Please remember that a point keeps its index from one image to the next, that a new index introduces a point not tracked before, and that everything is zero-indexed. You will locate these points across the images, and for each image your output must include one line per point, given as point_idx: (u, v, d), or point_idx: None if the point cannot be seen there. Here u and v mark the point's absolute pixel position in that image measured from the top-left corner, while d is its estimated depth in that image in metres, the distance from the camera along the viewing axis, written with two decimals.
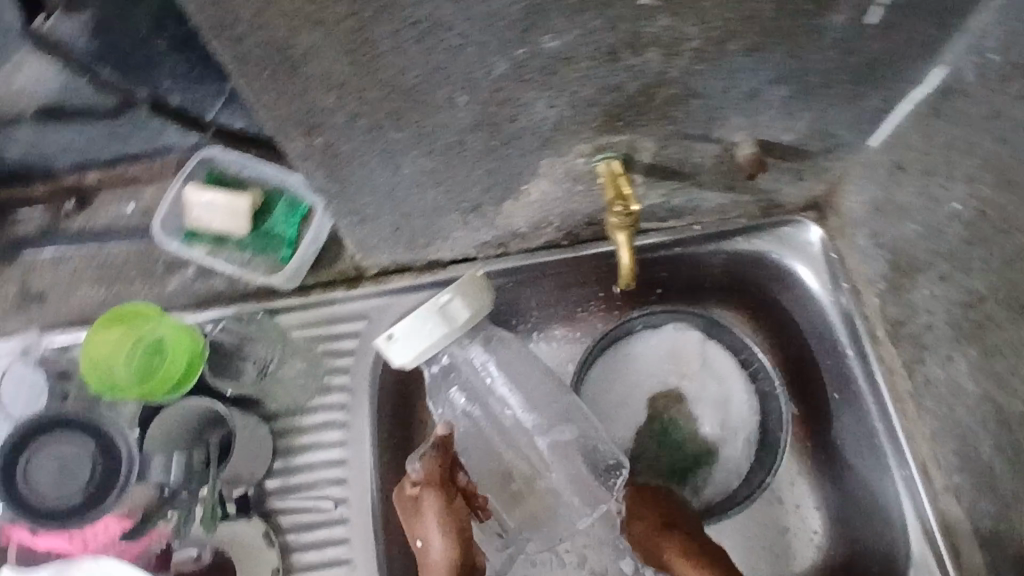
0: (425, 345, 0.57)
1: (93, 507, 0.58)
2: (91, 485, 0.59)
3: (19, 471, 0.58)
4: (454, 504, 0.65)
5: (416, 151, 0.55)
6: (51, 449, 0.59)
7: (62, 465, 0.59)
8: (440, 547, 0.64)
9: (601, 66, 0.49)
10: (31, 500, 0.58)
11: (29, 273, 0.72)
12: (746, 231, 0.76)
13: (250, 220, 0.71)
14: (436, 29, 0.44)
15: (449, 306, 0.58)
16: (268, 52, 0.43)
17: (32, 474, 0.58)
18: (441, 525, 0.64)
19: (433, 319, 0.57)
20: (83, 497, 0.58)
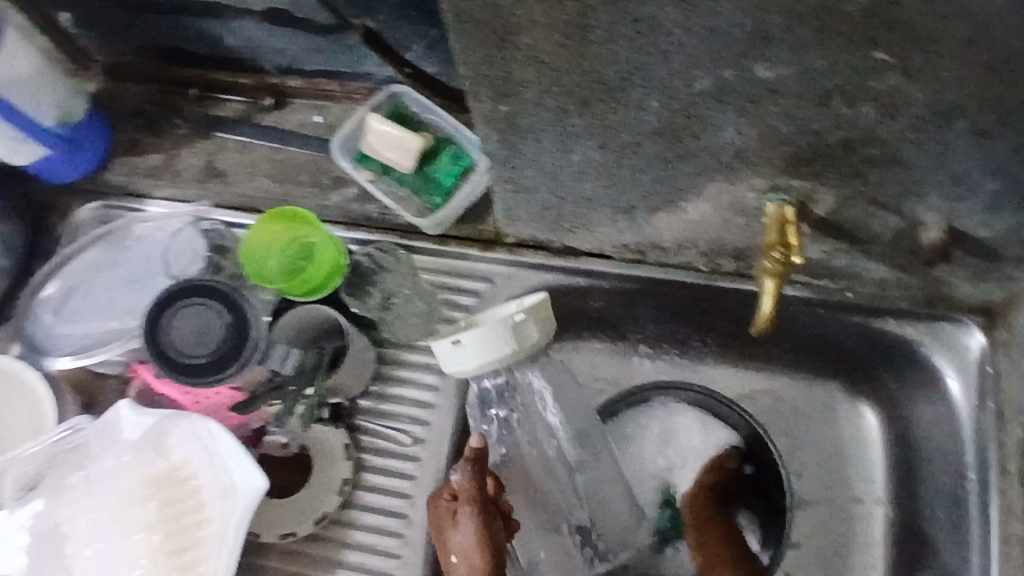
0: (488, 358, 0.60)
1: (214, 373, 0.65)
2: (217, 353, 0.65)
3: (165, 322, 0.65)
4: (492, 523, 0.61)
5: (590, 141, 0.56)
6: (195, 311, 0.66)
7: (200, 328, 0.65)
8: (475, 564, 0.59)
9: (807, 107, 0.47)
10: (167, 349, 0.65)
11: (218, 153, 0.80)
12: (901, 315, 0.70)
13: (418, 161, 0.75)
14: (653, 32, 0.43)
15: (519, 326, 0.61)
16: (486, 15, 0.44)
17: (174, 327, 0.65)
18: (477, 541, 0.60)
19: (503, 332, 0.60)
20: (208, 361, 0.65)
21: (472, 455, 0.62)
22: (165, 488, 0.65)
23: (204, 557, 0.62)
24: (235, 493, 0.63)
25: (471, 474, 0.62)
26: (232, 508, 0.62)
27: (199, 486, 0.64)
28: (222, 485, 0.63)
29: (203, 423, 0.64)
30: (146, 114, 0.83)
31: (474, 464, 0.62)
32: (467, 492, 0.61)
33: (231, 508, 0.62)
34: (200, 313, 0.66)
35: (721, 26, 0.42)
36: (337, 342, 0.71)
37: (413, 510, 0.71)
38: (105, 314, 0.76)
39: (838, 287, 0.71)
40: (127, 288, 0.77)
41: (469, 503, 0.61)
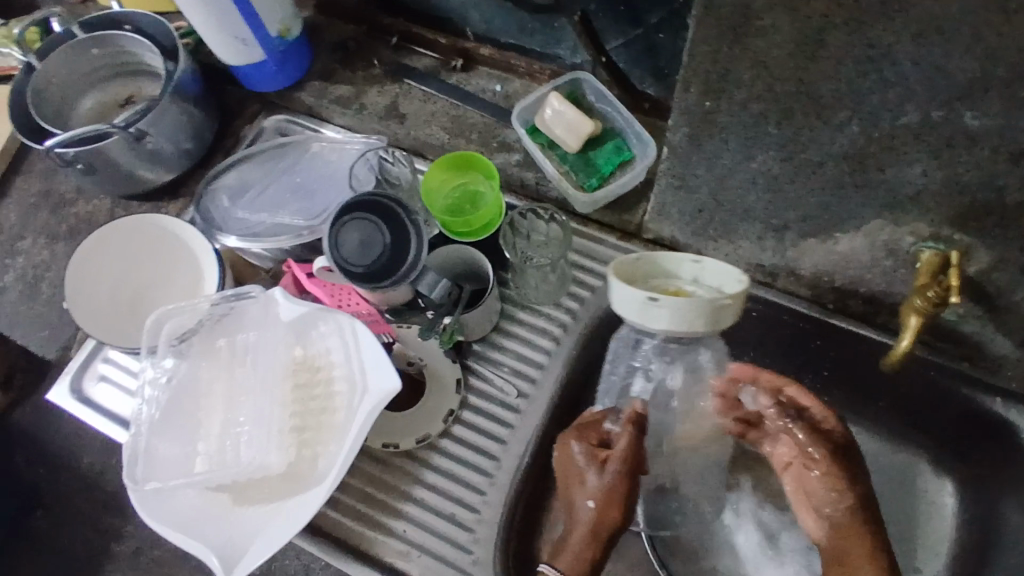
0: (683, 328, 0.58)
1: (366, 283, 0.71)
2: (374, 266, 0.71)
3: (337, 227, 0.72)
4: (631, 483, 0.66)
5: (774, 153, 0.60)
6: (364, 225, 0.72)
7: (365, 240, 0.71)
8: (602, 514, 0.65)
9: (1000, 162, 0.51)
10: (333, 251, 0.72)
11: (402, 97, 0.88)
12: (1010, 395, 0.72)
13: (583, 142, 0.80)
14: (881, 60, 0.48)
15: (721, 310, 0.58)
16: (734, 14, 0.50)
17: (343, 233, 0.72)
18: (610, 495, 0.65)
19: (704, 316, 0.58)
20: (363, 271, 0.71)
21: (633, 419, 0.66)
22: (299, 374, 0.71)
23: (324, 441, 0.68)
24: (366, 391, 0.68)
25: (630, 437, 0.66)
26: (361, 403, 0.67)
27: (333, 379, 0.70)
28: (355, 381, 0.69)
29: (349, 322, 0.70)
30: (345, 50, 0.92)
31: (634, 428, 0.66)
32: (620, 452, 0.65)
33: (361, 402, 0.67)
34: (368, 226, 0.72)
35: (948, 66, 0.47)
36: (478, 284, 0.77)
37: (503, 454, 0.75)
38: (275, 211, 0.83)
39: (957, 353, 0.73)
40: (295, 195, 0.84)
41: (615, 458, 0.65)
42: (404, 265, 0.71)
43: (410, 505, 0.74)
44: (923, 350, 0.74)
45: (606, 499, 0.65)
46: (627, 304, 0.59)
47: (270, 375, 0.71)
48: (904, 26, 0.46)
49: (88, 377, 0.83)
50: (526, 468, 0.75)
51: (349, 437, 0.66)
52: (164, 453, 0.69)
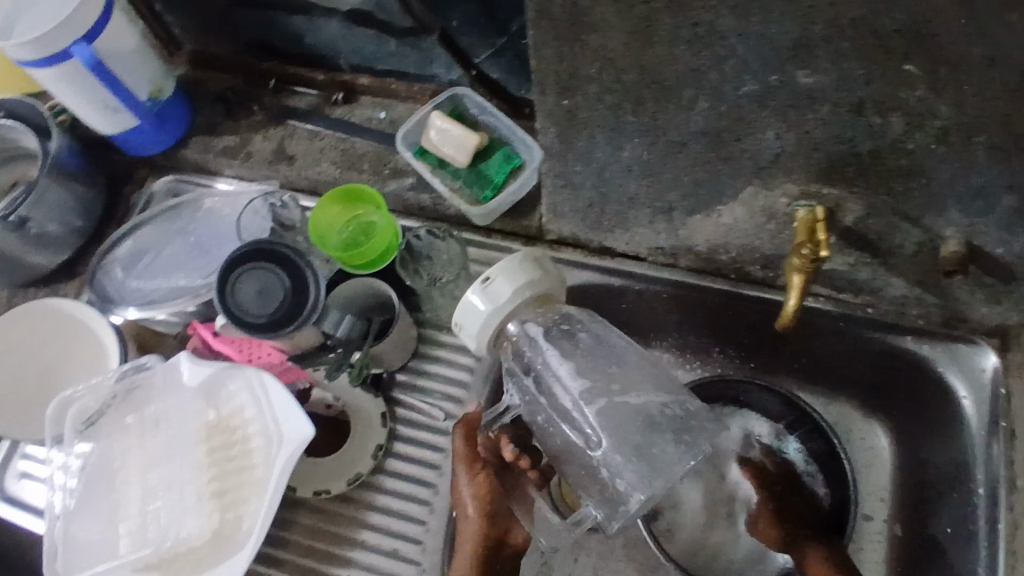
0: (478, 326, 0.64)
1: (271, 332, 0.69)
2: (276, 314, 0.70)
3: (232, 282, 0.71)
4: (478, 482, 0.71)
5: (641, 139, 0.61)
6: (260, 275, 0.71)
7: (263, 288, 0.71)
8: (470, 519, 0.70)
9: (843, 115, 0.52)
10: (232, 307, 0.70)
11: (287, 138, 0.87)
12: (919, 333, 0.74)
13: (471, 157, 0.80)
14: (710, 37, 0.49)
15: (488, 287, 0.64)
16: (564, 13, 0.51)
17: (240, 287, 0.71)
18: (467, 499, 0.70)
19: (473, 302, 0.64)
20: (267, 320, 0.70)
21: (465, 421, 0.72)
22: (215, 435, 0.70)
23: (246, 499, 0.66)
24: (281, 442, 0.67)
25: (463, 437, 0.72)
26: (276, 455, 0.66)
27: (248, 435, 0.69)
28: (269, 433, 0.68)
29: (257, 375, 0.69)
30: (225, 100, 0.91)
31: (462, 429, 0.72)
32: (456, 452, 0.72)
33: (277, 456, 0.66)
34: (264, 276, 0.71)
35: (770, 34, 0.48)
36: (386, 315, 0.75)
37: (441, 480, 0.74)
38: (173, 274, 0.82)
39: (861, 301, 0.75)
40: (193, 254, 0.83)
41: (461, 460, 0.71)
42: (306, 306, 0.70)
43: (356, 549, 0.73)
44: (829, 304, 0.76)
45: (479, 499, 0.70)
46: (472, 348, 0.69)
47: (185, 442, 0.70)
48: (720, 2, 0.47)
49: (8, 476, 0.80)
50: None
51: (268, 490, 0.65)
52: (88, 539, 0.67)
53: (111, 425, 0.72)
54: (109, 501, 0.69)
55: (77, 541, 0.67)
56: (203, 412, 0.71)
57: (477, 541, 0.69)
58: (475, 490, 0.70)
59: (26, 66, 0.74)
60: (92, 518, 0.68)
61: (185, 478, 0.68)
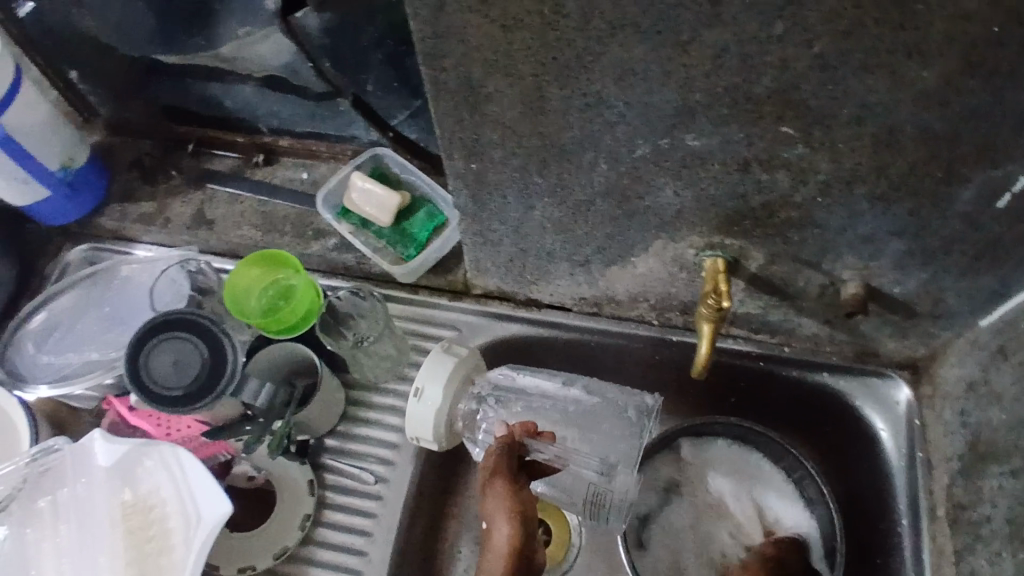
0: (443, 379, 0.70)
1: (185, 406, 0.67)
2: (192, 387, 0.68)
3: (144, 357, 0.69)
4: (521, 494, 0.64)
5: (549, 198, 0.63)
6: (174, 348, 0.69)
7: (178, 359, 0.69)
8: (506, 531, 0.62)
9: (733, 172, 0.54)
10: (145, 383, 0.68)
11: (208, 203, 0.86)
12: (835, 368, 0.76)
13: (393, 217, 0.81)
14: (598, 104, 0.51)
15: (449, 347, 0.73)
16: (460, 85, 0.52)
17: (153, 362, 0.69)
18: (505, 511, 0.63)
19: (436, 356, 0.72)
20: (182, 394, 0.68)
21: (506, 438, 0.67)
22: (131, 517, 0.67)
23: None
24: (198, 521, 0.64)
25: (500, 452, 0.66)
26: (193, 536, 0.63)
27: (165, 515, 0.66)
28: (186, 512, 0.65)
29: (174, 452, 0.67)
30: (143, 167, 0.89)
31: (503, 442, 0.66)
32: (494, 463, 0.65)
33: (195, 535, 0.63)
34: (178, 348, 0.69)
35: (654, 101, 0.50)
36: (309, 379, 0.75)
37: (371, 547, 0.72)
38: (85, 347, 0.79)
39: (777, 341, 0.77)
40: (109, 325, 0.80)
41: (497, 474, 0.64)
42: (224, 374, 0.68)
43: None
44: (748, 345, 0.78)
45: (514, 513, 0.62)
46: (416, 420, 0.70)
47: (101, 529, 0.67)
48: (603, 73, 0.48)
49: None
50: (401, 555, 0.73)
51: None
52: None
53: (18, 512, 0.69)
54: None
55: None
56: (118, 493, 0.68)
57: (511, 558, 0.61)
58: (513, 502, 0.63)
59: None
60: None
61: (99, 567, 0.65)
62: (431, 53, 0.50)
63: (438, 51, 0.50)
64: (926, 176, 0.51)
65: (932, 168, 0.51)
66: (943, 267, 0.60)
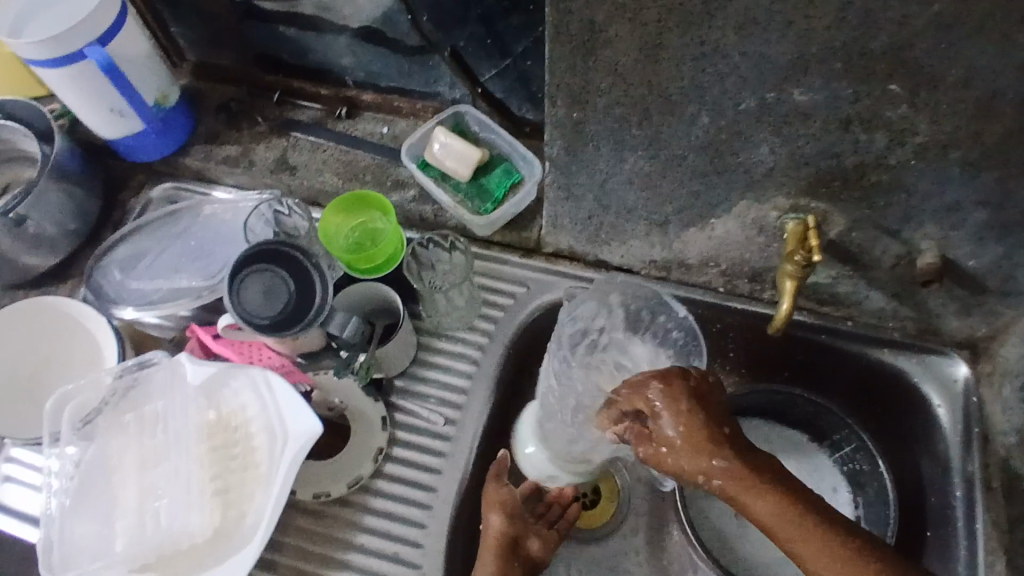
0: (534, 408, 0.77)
1: (273, 333, 0.70)
2: (280, 317, 0.70)
3: (236, 283, 0.71)
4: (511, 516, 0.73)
5: (643, 152, 0.65)
6: (264, 277, 0.71)
7: (268, 289, 0.71)
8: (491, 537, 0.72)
9: (832, 131, 0.57)
10: (235, 307, 0.71)
11: (290, 149, 0.89)
12: (895, 345, 0.78)
13: (473, 170, 0.83)
14: (714, 55, 0.54)
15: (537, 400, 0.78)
16: (581, 29, 0.55)
17: (244, 288, 0.71)
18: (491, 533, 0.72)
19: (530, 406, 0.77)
20: (270, 322, 0.70)
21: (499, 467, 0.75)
22: (217, 435, 0.70)
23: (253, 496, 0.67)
24: (286, 440, 0.67)
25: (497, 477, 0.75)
26: (282, 453, 0.66)
27: (252, 434, 0.69)
28: (273, 431, 0.68)
29: (260, 374, 0.70)
30: (229, 111, 0.92)
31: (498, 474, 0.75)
32: (490, 490, 0.74)
33: (280, 452, 0.67)
34: (269, 278, 0.71)
35: (769, 52, 0.52)
36: (389, 319, 0.77)
37: (438, 482, 0.75)
38: (169, 277, 0.82)
39: (841, 314, 0.79)
40: (194, 258, 0.84)
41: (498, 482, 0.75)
42: (312, 308, 0.71)
43: (350, 552, 0.72)
44: (811, 316, 0.80)
45: (502, 506, 0.73)
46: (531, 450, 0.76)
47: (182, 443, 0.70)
48: (724, 22, 0.51)
49: None
50: (465, 492, 0.75)
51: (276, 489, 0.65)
52: (84, 537, 0.67)
53: (106, 425, 0.71)
54: (107, 501, 0.68)
55: (72, 540, 0.67)
56: (204, 412, 0.71)
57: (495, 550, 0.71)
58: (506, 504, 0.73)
59: (38, 67, 0.75)
60: (89, 516, 0.68)
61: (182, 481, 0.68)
62: None
63: None
64: (1022, 144, 0.54)
65: None
66: (1021, 241, 0.62)
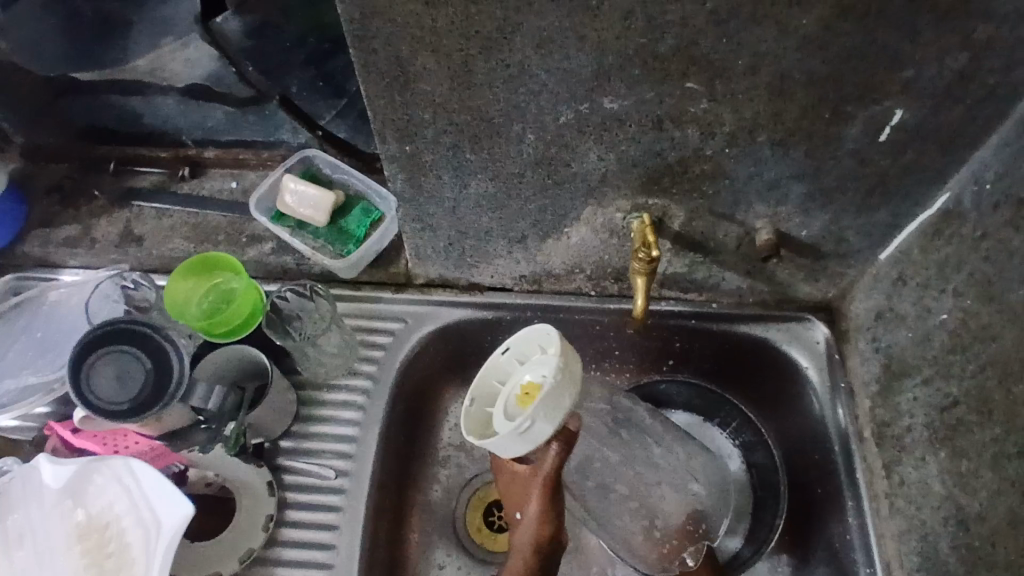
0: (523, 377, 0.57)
1: (129, 417, 0.65)
2: (135, 400, 0.66)
3: (86, 372, 0.67)
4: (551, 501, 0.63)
5: (482, 175, 0.66)
6: (115, 361, 0.67)
7: (122, 372, 0.67)
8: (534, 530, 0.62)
9: (649, 132, 0.59)
10: (88, 398, 0.66)
11: (135, 219, 0.85)
12: (760, 318, 0.82)
13: (330, 215, 0.81)
14: (522, 75, 0.55)
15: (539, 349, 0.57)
16: (391, 65, 0.55)
17: (96, 376, 0.67)
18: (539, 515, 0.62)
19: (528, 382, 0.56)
20: (125, 408, 0.66)
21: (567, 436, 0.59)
22: (85, 537, 0.65)
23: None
24: (160, 529, 0.63)
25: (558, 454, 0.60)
26: (155, 543, 0.62)
27: (122, 528, 0.65)
28: (145, 522, 0.64)
29: (125, 463, 0.66)
30: (62, 190, 0.87)
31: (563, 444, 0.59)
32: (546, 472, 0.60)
33: (157, 545, 0.62)
34: (121, 361, 0.67)
35: (572, 67, 0.54)
36: (258, 382, 0.74)
37: (339, 539, 0.72)
38: (11, 377, 0.76)
39: (705, 298, 0.82)
40: (41, 351, 0.78)
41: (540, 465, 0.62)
42: (171, 383, 0.67)
43: None
44: (679, 305, 0.82)
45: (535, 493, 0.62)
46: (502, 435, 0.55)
47: (56, 549, 0.65)
48: (523, 43, 0.52)
49: None
50: (368, 543, 0.73)
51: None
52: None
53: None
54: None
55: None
56: (69, 515, 0.66)
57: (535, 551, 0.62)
58: (543, 492, 0.61)
59: None
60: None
61: None
62: (360, 36, 0.53)
63: (367, 31, 0.52)
64: (816, 119, 0.58)
65: (821, 111, 0.57)
66: (842, 205, 0.67)
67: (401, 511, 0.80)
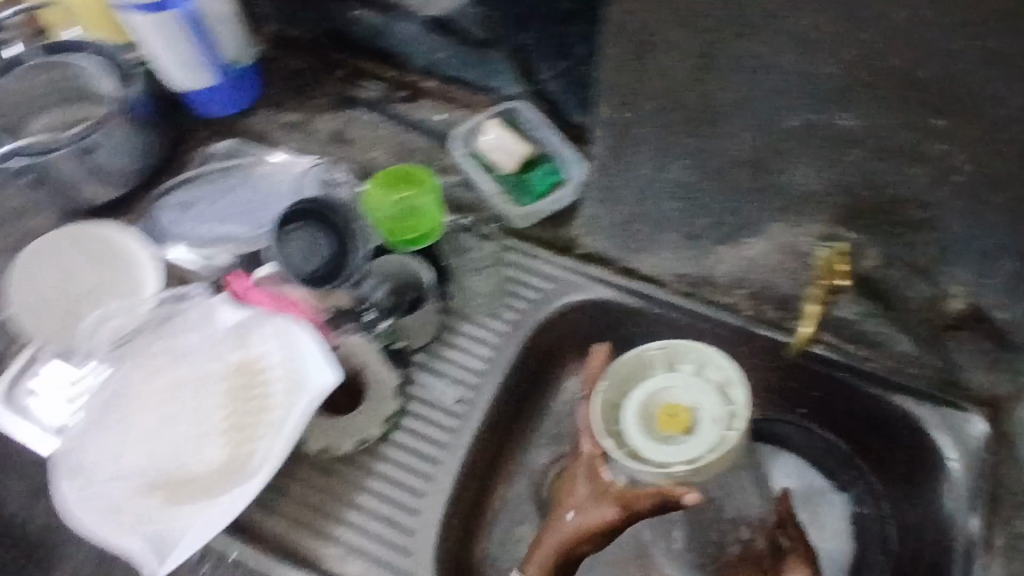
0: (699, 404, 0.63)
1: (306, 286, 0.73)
2: (315, 273, 0.74)
3: (283, 233, 0.75)
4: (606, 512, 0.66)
5: (685, 161, 0.67)
6: (309, 234, 0.75)
7: (311, 245, 0.74)
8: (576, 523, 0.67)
9: (874, 160, 0.58)
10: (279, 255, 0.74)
11: (349, 123, 0.93)
12: (916, 393, 0.77)
13: (518, 165, 0.86)
14: (765, 69, 0.56)
15: (730, 402, 0.62)
16: (644, 29, 0.57)
17: (290, 239, 0.75)
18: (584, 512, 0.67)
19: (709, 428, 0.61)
20: (305, 276, 0.74)
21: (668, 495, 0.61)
22: (235, 375, 0.72)
23: (263, 437, 0.68)
24: (303, 390, 0.68)
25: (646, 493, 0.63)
26: (298, 401, 0.68)
27: (269, 377, 0.71)
28: (292, 379, 0.70)
29: (287, 323, 0.72)
30: (296, 81, 0.97)
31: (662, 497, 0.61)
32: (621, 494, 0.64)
33: (299, 402, 0.68)
34: (314, 235, 0.75)
35: (818, 73, 0.54)
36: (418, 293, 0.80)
37: (444, 457, 0.76)
38: (213, 225, 0.85)
39: (862, 354, 0.78)
40: (241, 211, 0.86)
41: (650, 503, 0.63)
42: (347, 270, 0.74)
43: (351, 509, 0.75)
44: (832, 352, 0.79)
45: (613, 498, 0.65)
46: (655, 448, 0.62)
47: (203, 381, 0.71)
48: (781, 36, 0.53)
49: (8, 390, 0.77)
50: (466, 472, 0.77)
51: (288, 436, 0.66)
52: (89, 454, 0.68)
53: (127, 353, 0.73)
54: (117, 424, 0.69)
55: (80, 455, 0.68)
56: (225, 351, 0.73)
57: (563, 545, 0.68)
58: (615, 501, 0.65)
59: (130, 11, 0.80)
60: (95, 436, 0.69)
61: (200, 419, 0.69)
62: None
63: None
64: None
65: None
66: None
67: (499, 457, 0.83)
